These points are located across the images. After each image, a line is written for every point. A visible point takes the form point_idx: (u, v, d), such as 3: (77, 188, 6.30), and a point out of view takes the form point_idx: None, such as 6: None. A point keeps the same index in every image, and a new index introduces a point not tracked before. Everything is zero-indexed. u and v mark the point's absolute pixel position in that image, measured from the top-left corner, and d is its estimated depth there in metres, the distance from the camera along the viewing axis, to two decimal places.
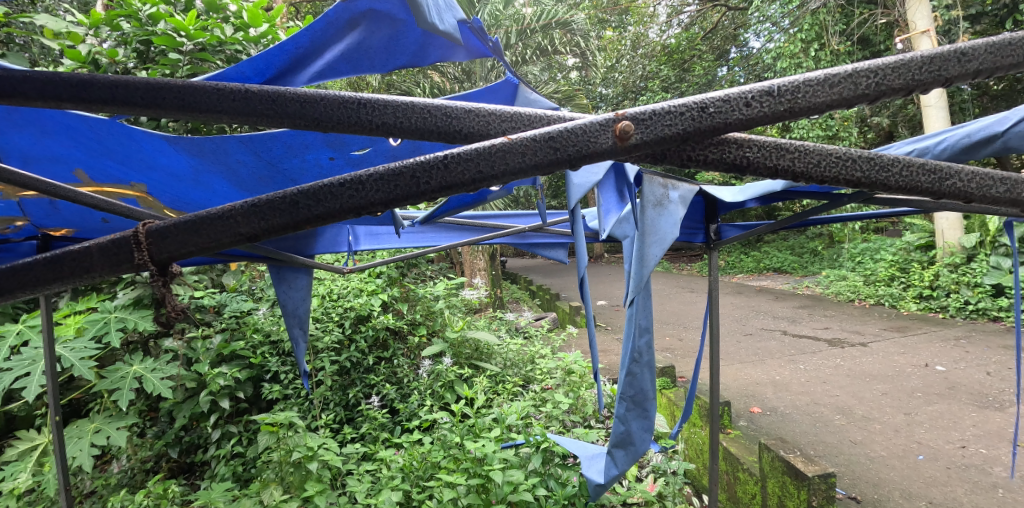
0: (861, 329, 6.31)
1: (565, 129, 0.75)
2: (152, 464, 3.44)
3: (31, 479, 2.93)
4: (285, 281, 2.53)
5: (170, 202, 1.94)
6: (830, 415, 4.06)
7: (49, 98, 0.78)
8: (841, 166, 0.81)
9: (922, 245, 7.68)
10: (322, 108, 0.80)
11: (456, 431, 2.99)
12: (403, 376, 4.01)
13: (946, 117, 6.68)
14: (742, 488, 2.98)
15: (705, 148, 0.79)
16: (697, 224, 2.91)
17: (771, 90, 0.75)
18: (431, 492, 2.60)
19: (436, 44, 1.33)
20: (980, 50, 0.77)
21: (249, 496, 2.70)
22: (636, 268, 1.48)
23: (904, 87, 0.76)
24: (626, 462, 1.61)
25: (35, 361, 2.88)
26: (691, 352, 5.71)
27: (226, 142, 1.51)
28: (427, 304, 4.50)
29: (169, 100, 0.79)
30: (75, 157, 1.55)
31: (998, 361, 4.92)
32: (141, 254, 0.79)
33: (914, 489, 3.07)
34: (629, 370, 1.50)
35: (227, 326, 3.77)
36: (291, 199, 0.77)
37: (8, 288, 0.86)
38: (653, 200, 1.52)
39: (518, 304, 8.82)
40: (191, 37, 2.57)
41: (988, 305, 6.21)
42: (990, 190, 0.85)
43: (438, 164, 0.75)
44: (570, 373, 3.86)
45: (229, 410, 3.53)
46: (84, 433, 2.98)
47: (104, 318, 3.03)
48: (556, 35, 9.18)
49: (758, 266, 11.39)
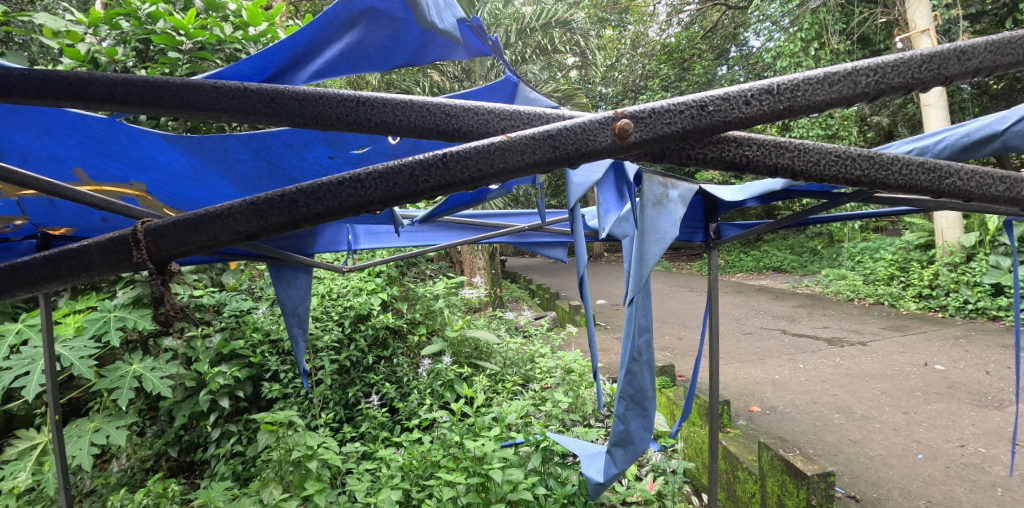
0: (861, 328, 6.31)
1: (564, 127, 0.75)
2: (152, 463, 3.44)
3: (31, 478, 2.93)
4: (285, 280, 2.53)
5: (169, 201, 1.94)
6: (829, 414, 4.07)
7: (48, 97, 0.78)
8: (840, 165, 0.81)
9: (921, 245, 7.68)
10: (321, 106, 0.80)
11: (455, 430, 2.99)
12: (403, 375, 4.01)
13: (946, 116, 6.67)
14: (741, 486, 2.99)
15: (704, 146, 0.79)
16: (696, 223, 2.91)
17: (771, 89, 0.74)
18: (430, 490, 2.60)
19: (435, 43, 1.33)
20: (980, 48, 0.77)
21: (248, 495, 2.71)
22: (635, 267, 1.47)
23: (904, 85, 0.76)
24: (625, 461, 1.61)
25: (35, 360, 2.88)
26: (691, 351, 5.72)
27: (225, 141, 1.51)
28: (427, 303, 4.52)
29: (167, 98, 0.79)
30: (75, 155, 1.55)
31: (997, 361, 4.93)
32: (139, 253, 0.79)
33: (912, 488, 3.08)
34: (629, 369, 1.50)
35: (227, 325, 3.77)
36: (290, 197, 0.77)
37: (7, 286, 0.86)
38: (653, 199, 1.52)
39: (518, 303, 8.82)
40: (190, 35, 2.57)
41: (987, 304, 6.21)
42: (990, 189, 0.86)
43: (437, 162, 0.75)
44: (570, 372, 3.87)
45: (229, 409, 3.53)
46: (83, 432, 2.98)
47: (104, 317, 3.03)
48: (556, 34, 9.18)
49: (758, 265, 11.40)
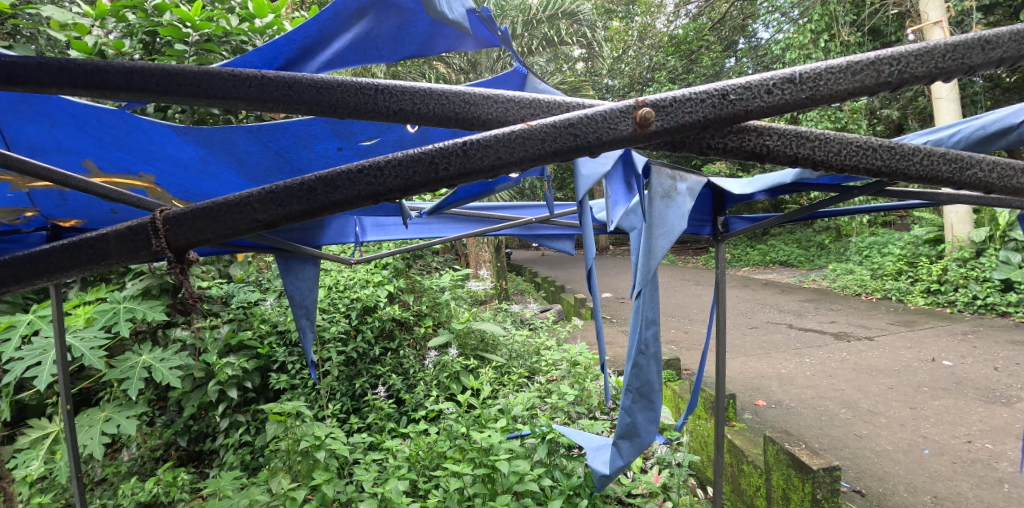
0: (867, 323, 6.28)
1: (585, 116, 0.74)
2: (161, 452, 3.49)
3: (43, 466, 2.98)
4: (292, 272, 2.53)
5: (178, 193, 1.94)
6: (835, 409, 4.06)
7: (64, 85, 0.77)
8: (861, 155, 0.80)
9: (930, 240, 7.62)
10: (338, 94, 0.80)
11: (461, 422, 3.02)
12: (409, 366, 4.02)
13: (958, 110, 6.58)
14: (746, 480, 2.98)
15: (725, 136, 0.78)
16: (705, 216, 2.89)
17: (793, 78, 0.74)
18: (437, 481, 2.62)
19: (444, 34, 1.32)
20: (1004, 38, 0.75)
21: (257, 484, 2.76)
22: (643, 260, 1.47)
23: (927, 75, 0.75)
24: (630, 454, 1.59)
25: (47, 350, 2.92)
26: (696, 345, 5.72)
27: (235, 132, 1.52)
28: (433, 295, 4.54)
29: (184, 86, 0.78)
30: (85, 148, 1.56)
31: (1005, 357, 4.89)
32: (159, 241, 0.80)
33: (919, 483, 3.07)
34: (635, 362, 1.50)
35: (234, 317, 3.81)
36: (309, 185, 0.77)
37: (26, 276, 0.87)
38: (660, 191, 1.51)
39: (523, 297, 8.85)
40: (196, 27, 2.57)
41: (996, 300, 6.15)
42: (1012, 181, 0.84)
43: (457, 151, 0.75)
44: (575, 365, 3.83)
45: (236, 399, 3.56)
46: (94, 422, 3.02)
47: (113, 308, 3.06)
48: (562, 26, 9.15)
49: (764, 259, 11.35)
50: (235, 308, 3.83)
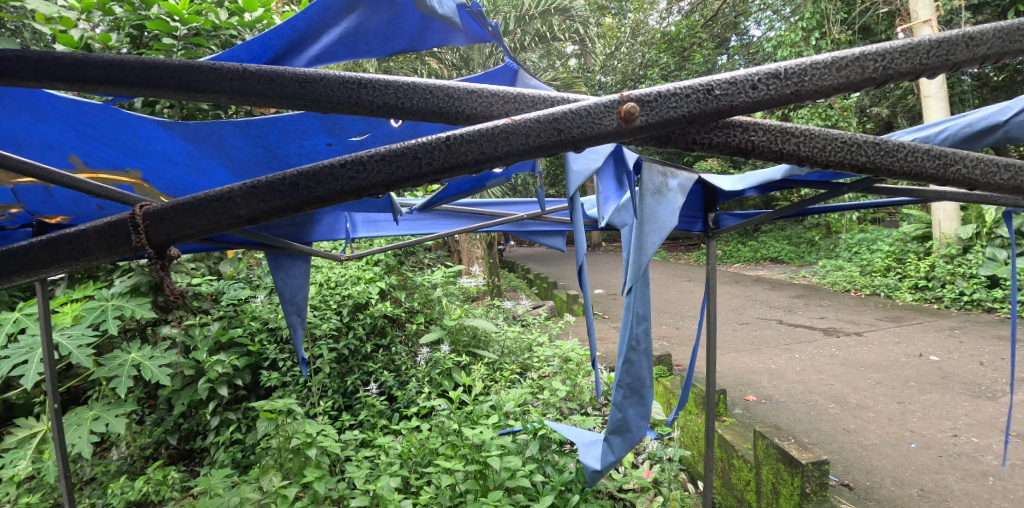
0: (857, 319, 6.36)
1: (569, 111, 0.74)
2: (151, 451, 3.47)
3: (31, 466, 2.95)
4: (282, 268, 2.52)
5: (165, 189, 1.91)
6: (824, 404, 4.10)
7: (43, 78, 0.76)
8: (846, 151, 0.80)
9: (918, 236, 7.73)
10: (321, 88, 0.79)
11: (454, 418, 3.01)
12: (401, 363, 4.04)
13: (946, 108, 6.65)
14: (737, 474, 3.01)
15: (711, 131, 0.79)
16: (695, 213, 2.90)
17: (779, 73, 0.74)
18: (429, 477, 2.65)
19: (434, 28, 1.31)
20: (989, 34, 0.76)
21: (249, 481, 2.73)
22: (634, 256, 1.45)
23: (912, 71, 0.76)
24: (622, 449, 1.60)
25: (33, 349, 2.87)
26: (688, 340, 5.76)
27: (223, 127, 1.50)
28: (425, 291, 4.49)
29: (165, 79, 0.77)
30: (70, 142, 1.53)
31: (991, 352, 4.95)
32: (139, 237, 0.79)
33: (906, 476, 3.11)
34: (627, 357, 1.49)
35: (225, 314, 3.75)
36: (291, 180, 0.76)
37: (4, 271, 0.85)
38: (651, 187, 1.48)
39: (516, 292, 8.82)
40: (184, 21, 2.54)
41: (983, 296, 6.22)
42: (994, 177, 0.85)
43: (440, 145, 0.74)
44: (567, 361, 3.86)
45: (227, 397, 3.54)
46: (83, 420, 2.99)
47: (101, 306, 3.02)
48: (555, 22, 9.09)
49: (755, 256, 11.44)
50: (225, 305, 3.78)
